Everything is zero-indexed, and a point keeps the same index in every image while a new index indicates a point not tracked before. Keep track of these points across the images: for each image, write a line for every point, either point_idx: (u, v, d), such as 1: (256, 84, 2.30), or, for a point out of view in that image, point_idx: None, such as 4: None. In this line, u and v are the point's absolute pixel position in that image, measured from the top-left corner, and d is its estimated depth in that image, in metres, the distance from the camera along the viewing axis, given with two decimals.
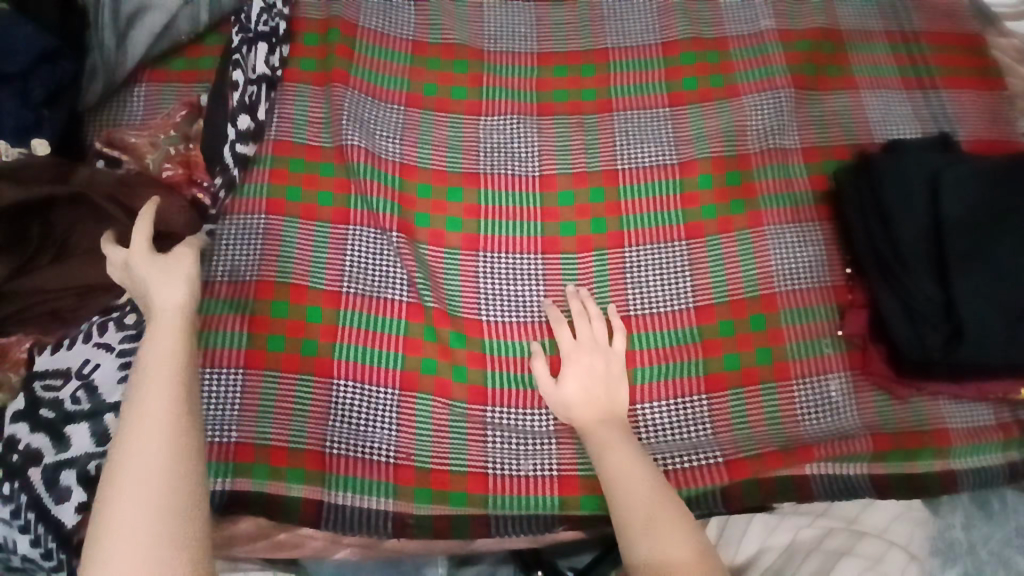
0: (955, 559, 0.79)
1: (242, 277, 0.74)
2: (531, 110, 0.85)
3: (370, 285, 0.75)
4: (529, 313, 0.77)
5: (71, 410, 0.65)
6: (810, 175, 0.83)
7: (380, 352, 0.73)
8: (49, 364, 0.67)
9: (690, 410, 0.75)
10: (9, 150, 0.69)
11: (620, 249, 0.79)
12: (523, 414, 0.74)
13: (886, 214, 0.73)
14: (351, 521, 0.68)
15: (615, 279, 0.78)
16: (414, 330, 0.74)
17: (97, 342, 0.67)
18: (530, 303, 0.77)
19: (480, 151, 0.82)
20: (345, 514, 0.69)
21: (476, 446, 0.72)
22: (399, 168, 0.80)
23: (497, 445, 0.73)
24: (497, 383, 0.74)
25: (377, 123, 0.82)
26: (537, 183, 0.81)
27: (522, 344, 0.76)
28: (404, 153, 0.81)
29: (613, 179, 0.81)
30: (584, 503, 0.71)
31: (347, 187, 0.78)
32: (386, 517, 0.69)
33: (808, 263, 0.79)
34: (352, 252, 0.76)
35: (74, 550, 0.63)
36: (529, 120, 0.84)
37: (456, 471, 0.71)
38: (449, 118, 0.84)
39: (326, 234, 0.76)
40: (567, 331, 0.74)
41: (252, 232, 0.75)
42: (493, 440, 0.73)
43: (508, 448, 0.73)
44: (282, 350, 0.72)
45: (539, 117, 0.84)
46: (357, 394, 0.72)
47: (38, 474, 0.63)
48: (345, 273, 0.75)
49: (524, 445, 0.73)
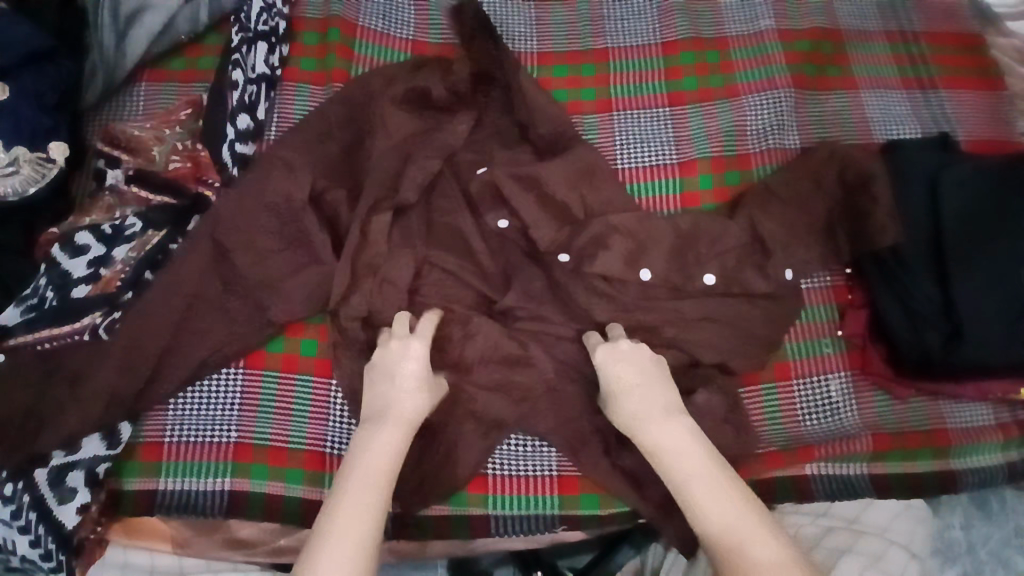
0: (954, 558, 0.81)
1: (134, 118, 0.83)
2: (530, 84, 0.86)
3: (382, 23, 0.87)
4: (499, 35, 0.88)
5: (62, 488, 0.67)
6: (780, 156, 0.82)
7: (209, 60, 0.86)
8: (70, 503, 0.67)
9: (836, 383, 0.76)
10: (26, 156, 0.70)
11: (609, 114, 0.85)
12: (382, 56, 0.86)
13: (866, 214, 0.73)
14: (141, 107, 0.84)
15: (604, 138, 0.83)
16: (296, 37, 0.85)
17: (62, 490, 0.67)
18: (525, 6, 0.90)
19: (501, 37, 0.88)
20: (377, 25, 0.86)
21: None
22: (411, 45, 0.87)
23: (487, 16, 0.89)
24: (363, 51, 0.85)
25: (396, 24, 0.87)
26: (537, 58, 0.87)
27: (390, 52, 0.86)
28: (417, 31, 0.87)
29: (604, 81, 0.86)
30: (685, 84, 0.86)
31: (349, 54, 0.84)
32: (407, 8, 0.88)
33: (822, 311, 0.78)
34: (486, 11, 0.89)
35: (72, 550, 0.68)
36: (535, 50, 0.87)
37: (432, 41, 0.87)
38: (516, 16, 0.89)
39: (174, 91, 0.84)
40: (618, 80, 0.86)
41: (144, 97, 0.84)
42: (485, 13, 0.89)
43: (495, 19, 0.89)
44: (265, 477, 0.72)
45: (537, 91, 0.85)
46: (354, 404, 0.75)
47: (91, 451, 0.69)
48: (384, 28, 0.87)
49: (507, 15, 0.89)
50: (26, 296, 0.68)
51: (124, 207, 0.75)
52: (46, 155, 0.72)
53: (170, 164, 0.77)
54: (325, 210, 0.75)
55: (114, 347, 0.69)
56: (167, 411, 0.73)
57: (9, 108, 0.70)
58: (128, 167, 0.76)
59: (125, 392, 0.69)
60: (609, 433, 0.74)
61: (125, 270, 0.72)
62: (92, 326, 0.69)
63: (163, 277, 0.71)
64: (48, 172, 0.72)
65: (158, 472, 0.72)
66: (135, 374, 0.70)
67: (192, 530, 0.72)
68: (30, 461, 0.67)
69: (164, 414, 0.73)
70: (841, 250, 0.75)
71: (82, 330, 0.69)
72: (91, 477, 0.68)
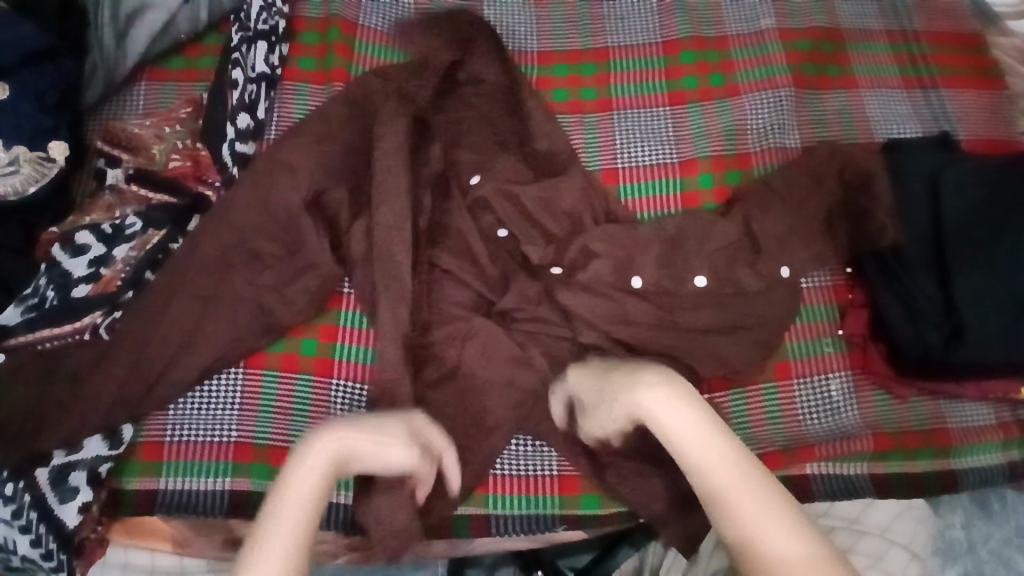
0: (954, 558, 0.81)
1: (134, 118, 0.83)
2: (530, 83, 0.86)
3: (383, 22, 0.86)
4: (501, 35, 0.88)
5: (63, 488, 0.67)
6: (781, 155, 0.82)
7: (209, 59, 0.86)
8: (71, 504, 0.66)
9: (836, 383, 0.76)
10: (26, 156, 0.71)
11: (609, 113, 0.85)
12: (383, 54, 0.85)
13: (866, 214, 0.73)
14: (141, 107, 0.84)
15: (604, 138, 0.83)
16: (296, 37, 0.85)
17: (63, 490, 0.67)
18: (526, 5, 0.89)
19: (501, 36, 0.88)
20: (378, 24, 0.86)
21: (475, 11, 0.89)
22: None
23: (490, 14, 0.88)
24: (363, 50, 0.85)
25: (397, 23, 0.87)
26: (537, 57, 0.87)
27: (390, 50, 0.86)
28: None
29: (604, 81, 0.86)
30: (685, 83, 0.85)
31: (349, 53, 0.84)
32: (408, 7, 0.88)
33: (823, 310, 0.78)
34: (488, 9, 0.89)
35: (73, 550, 0.68)
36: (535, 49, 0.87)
37: None
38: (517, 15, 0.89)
39: (174, 90, 0.84)
40: (618, 79, 0.86)
41: (143, 97, 0.84)
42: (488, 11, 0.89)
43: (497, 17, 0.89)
44: (264, 477, 0.72)
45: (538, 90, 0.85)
46: (355, 403, 0.75)
47: (93, 450, 0.69)
48: (386, 27, 0.86)
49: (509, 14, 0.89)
50: (26, 296, 0.69)
51: (125, 207, 0.75)
52: (46, 155, 0.72)
53: (170, 163, 0.77)
54: (325, 211, 0.75)
55: (114, 347, 0.70)
56: (167, 412, 0.73)
57: (9, 107, 0.70)
58: (127, 166, 0.76)
59: (125, 393, 0.69)
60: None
61: (125, 270, 0.72)
62: (92, 326, 0.69)
63: (163, 277, 0.71)
64: (49, 172, 0.72)
65: (158, 472, 0.72)
66: (137, 373, 0.70)
67: (192, 531, 0.72)
68: (31, 461, 0.67)
69: (164, 415, 0.73)
70: (841, 249, 0.75)
71: (82, 330, 0.69)
72: (93, 476, 0.68)
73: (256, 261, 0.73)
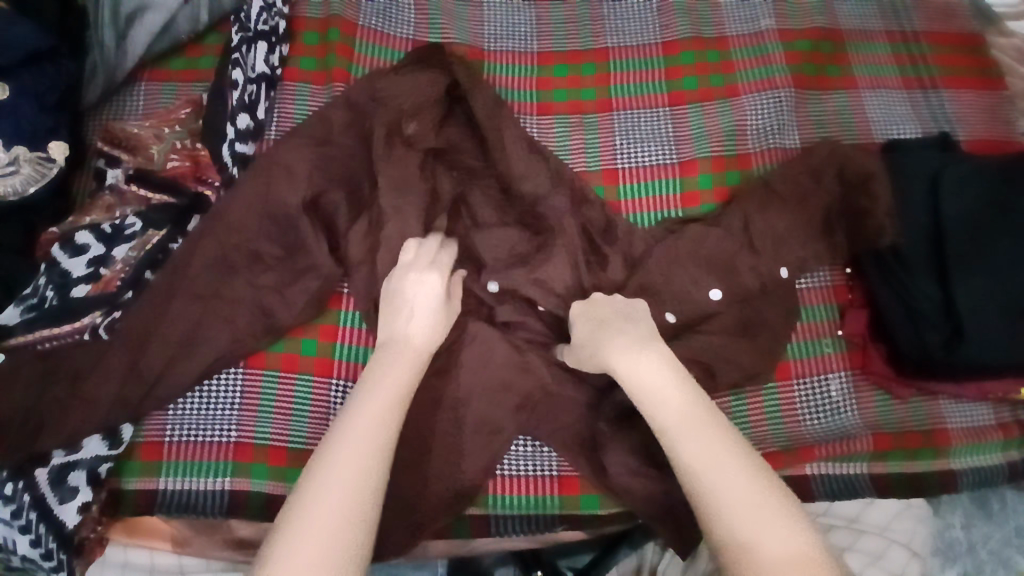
0: (954, 559, 0.81)
1: (134, 118, 0.83)
2: (530, 84, 0.86)
3: (382, 23, 0.87)
4: (500, 36, 0.88)
5: (62, 488, 0.67)
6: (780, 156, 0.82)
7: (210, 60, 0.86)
8: (71, 504, 0.67)
9: (837, 384, 0.76)
10: (26, 156, 0.71)
11: (609, 114, 0.85)
12: (382, 55, 0.85)
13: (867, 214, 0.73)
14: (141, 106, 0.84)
15: (604, 138, 0.83)
16: (296, 37, 0.85)
17: (63, 490, 0.67)
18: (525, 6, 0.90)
19: (500, 37, 0.88)
20: (377, 24, 0.86)
21: (474, 12, 0.89)
22: (411, 45, 0.86)
23: (490, 15, 0.89)
24: (362, 50, 0.85)
25: (397, 24, 0.87)
26: (536, 58, 0.87)
27: (390, 51, 0.86)
28: (417, 31, 0.87)
29: (604, 81, 0.86)
30: (685, 84, 0.85)
31: (349, 53, 0.84)
32: (408, 8, 0.88)
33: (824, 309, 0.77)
34: (488, 11, 0.89)
35: (73, 550, 0.68)
36: (535, 50, 0.87)
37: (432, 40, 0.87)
38: (516, 16, 0.89)
39: (174, 90, 0.84)
40: (618, 79, 0.86)
41: (143, 97, 0.84)
42: (488, 12, 0.89)
43: (497, 19, 0.89)
44: (264, 477, 0.72)
45: (538, 90, 0.85)
46: None
47: (93, 451, 0.69)
48: (386, 28, 0.87)
49: (508, 15, 0.89)
50: (26, 296, 0.70)
51: (125, 207, 0.75)
52: (47, 155, 0.72)
53: (168, 163, 0.77)
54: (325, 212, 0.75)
55: (114, 347, 0.70)
56: (166, 413, 0.73)
57: (9, 108, 0.70)
58: (127, 166, 0.76)
59: (125, 394, 0.69)
60: (610, 433, 0.73)
61: (125, 270, 0.72)
62: (92, 326, 0.70)
63: (163, 277, 0.71)
64: (49, 172, 0.72)
65: (158, 472, 0.71)
66: (135, 374, 0.70)
67: (192, 530, 0.72)
68: (31, 461, 0.67)
69: (163, 415, 0.73)
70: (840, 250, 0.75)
71: (82, 330, 0.69)
72: (93, 477, 0.68)
73: (256, 262, 0.73)
